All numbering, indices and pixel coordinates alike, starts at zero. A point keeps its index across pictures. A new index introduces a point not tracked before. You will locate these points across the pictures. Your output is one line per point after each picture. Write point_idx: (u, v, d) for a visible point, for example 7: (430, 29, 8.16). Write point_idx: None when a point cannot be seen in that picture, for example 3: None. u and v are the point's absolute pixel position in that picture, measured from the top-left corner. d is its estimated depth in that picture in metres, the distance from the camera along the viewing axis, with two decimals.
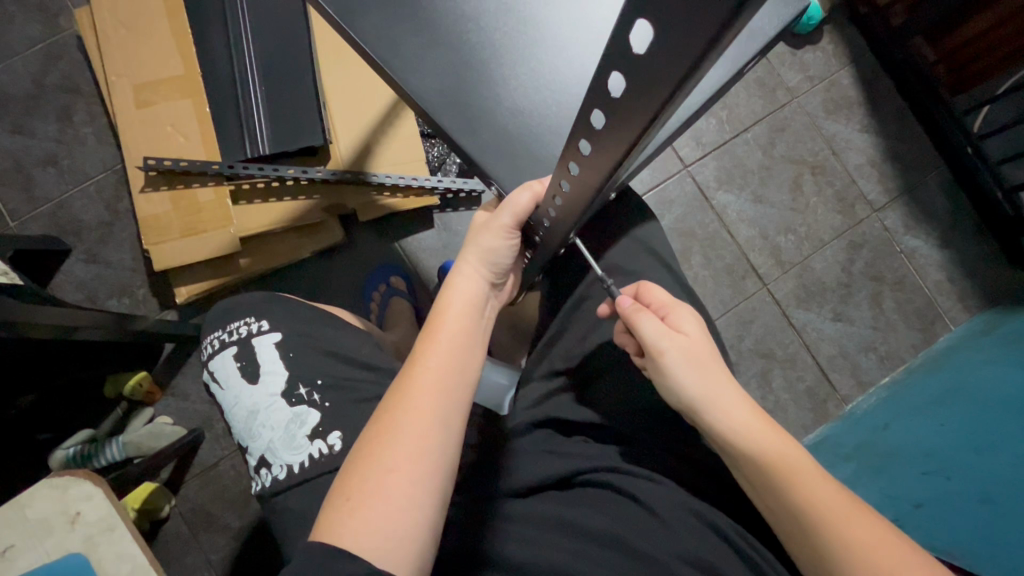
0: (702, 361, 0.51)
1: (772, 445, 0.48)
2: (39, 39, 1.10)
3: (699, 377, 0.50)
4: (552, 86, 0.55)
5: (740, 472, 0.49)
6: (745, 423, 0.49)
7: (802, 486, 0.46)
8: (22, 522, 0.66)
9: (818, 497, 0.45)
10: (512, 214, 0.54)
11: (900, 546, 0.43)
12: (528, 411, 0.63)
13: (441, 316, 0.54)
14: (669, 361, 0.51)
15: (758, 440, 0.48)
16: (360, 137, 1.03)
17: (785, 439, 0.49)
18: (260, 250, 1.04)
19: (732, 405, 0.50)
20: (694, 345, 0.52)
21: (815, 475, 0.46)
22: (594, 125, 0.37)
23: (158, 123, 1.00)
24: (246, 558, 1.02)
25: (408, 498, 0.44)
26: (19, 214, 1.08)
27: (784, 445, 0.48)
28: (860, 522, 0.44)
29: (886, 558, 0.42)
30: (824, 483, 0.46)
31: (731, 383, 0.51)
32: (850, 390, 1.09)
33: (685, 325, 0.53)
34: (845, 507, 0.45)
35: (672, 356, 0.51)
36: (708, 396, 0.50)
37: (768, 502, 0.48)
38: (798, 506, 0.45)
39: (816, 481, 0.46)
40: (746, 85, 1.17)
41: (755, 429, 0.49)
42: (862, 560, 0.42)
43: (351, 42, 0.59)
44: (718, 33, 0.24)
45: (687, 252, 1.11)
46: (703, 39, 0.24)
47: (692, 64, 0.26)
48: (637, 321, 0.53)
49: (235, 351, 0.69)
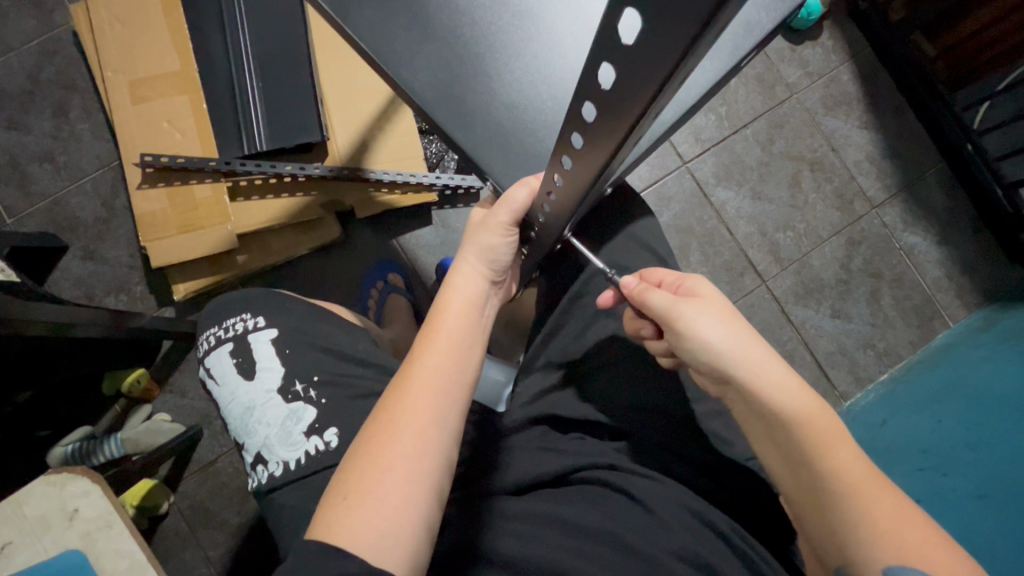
0: (721, 317, 0.49)
1: (806, 406, 0.45)
2: (35, 35, 1.10)
3: (722, 331, 0.48)
4: (545, 79, 0.55)
5: (772, 441, 0.47)
6: (778, 380, 0.46)
7: (833, 454, 0.44)
8: (19, 519, 0.66)
9: (848, 467, 0.43)
10: (508, 211, 0.53)
11: (926, 526, 0.41)
12: (524, 407, 0.63)
13: (441, 315, 0.54)
14: (686, 320, 0.49)
15: (791, 398, 0.45)
16: (357, 133, 1.03)
17: (821, 404, 0.46)
18: (257, 246, 1.04)
19: (758, 362, 0.47)
20: (713, 305, 0.50)
21: (848, 445, 0.45)
22: (585, 117, 0.37)
23: (154, 120, 1.00)
24: (245, 554, 1.02)
25: (404, 496, 0.44)
26: (16, 210, 1.07)
27: (819, 411, 0.46)
28: (887, 497, 0.42)
29: (912, 536, 0.41)
30: (855, 454, 0.44)
31: (756, 338, 0.49)
32: (848, 386, 1.09)
33: (702, 289, 0.51)
34: (873, 481, 0.43)
35: (686, 315, 0.49)
36: (735, 350, 0.47)
37: (795, 470, 0.46)
38: (825, 475, 0.43)
39: (848, 450, 0.44)
40: (745, 80, 1.16)
41: (794, 394, 0.46)
42: (887, 535, 0.41)
43: (345, 37, 0.59)
44: (706, 22, 0.23)
45: (685, 248, 1.11)
46: (692, 28, 0.24)
47: (681, 54, 0.26)
48: (645, 294, 0.52)
49: (231, 349, 0.69)
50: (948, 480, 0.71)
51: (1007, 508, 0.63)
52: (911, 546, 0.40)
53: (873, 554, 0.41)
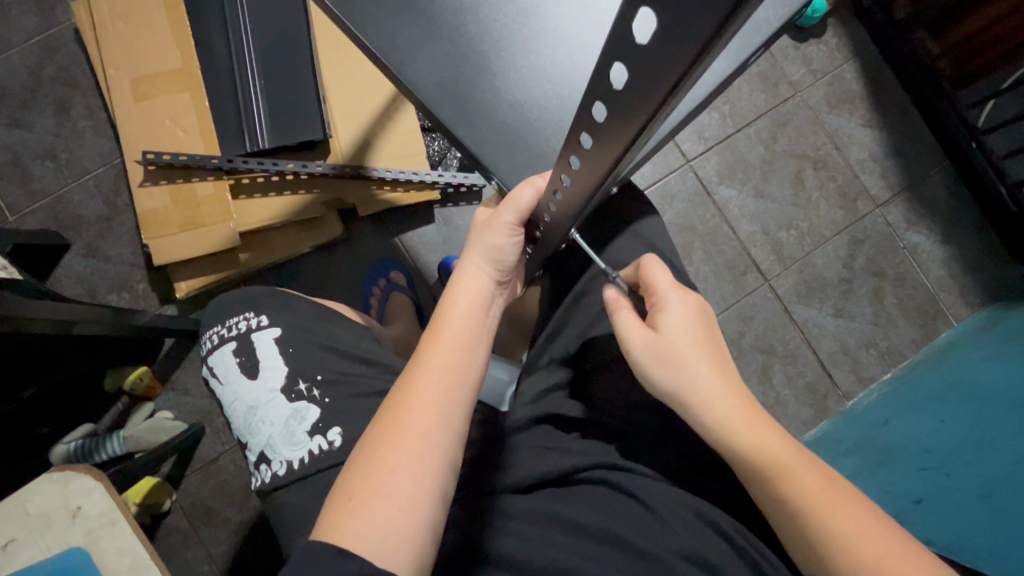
0: (673, 356, 0.50)
1: (752, 441, 0.47)
2: (37, 32, 1.10)
3: (672, 374, 0.50)
4: (551, 77, 0.54)
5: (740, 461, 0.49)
6: (714, 425, 0.49)
7: (785, 480, 0.45)
8: (22, 517, 0.66)
9: (803, 489, 0.45)
10: (514, 211, 0.53)
11: (887, 538, 0.42)
12: (527, 407, 0.63)
13: (446, 314, 0.53)
14: (640, 360, 0.52)
15: (735, 437, 0.48)
16: (360, 131, 1.03)
17: (769, 433, 0.48)
18: (259, 244, 1.04)
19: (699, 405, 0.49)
20: (670, 339, 0.51)
21: (801, 466, 0.46)
22: (595, 118, 0.36)
23: (156, 117, 0.99)
24: (247, 552, 1.02)
25: (408, 498, 0.43)
26: (18, 208, 1.07)
27: (768, 440, 0.47)
28: (844, 514, 0.43)
29: (872, 549, 0.42)
30: (809, 474, 0.46)
31: (712, 372, 0.50)
32: (851, 385, 1.09)
33: (665, 314, 0.52)
34: (828, 498, 0.44)
35: (640, 357, 0.51)
36: (684, 395, 0.50)
37: (757, 497, 0.48)
38: (782, 499, 0.45)
39: (801, 472, 0.46)
40: (748, 78, 1.16)
41: (743, 431, 0.48)
42: (847, 553, 0.42)
43: (350, 36, 0.58)
44: (723, 22, 0.23)
45: (687, 247, 1.11)
46: (709, 28, 0.24)
47: (696, 54, 0.26)
48: (618, 315, 0.54)
49: (234, 347, 0.69)
50: (949, 480, 0.71)
51: (1006, 509, 0.63)
52: (870, 559, 0.41)
53: (839, 569, 0.43)
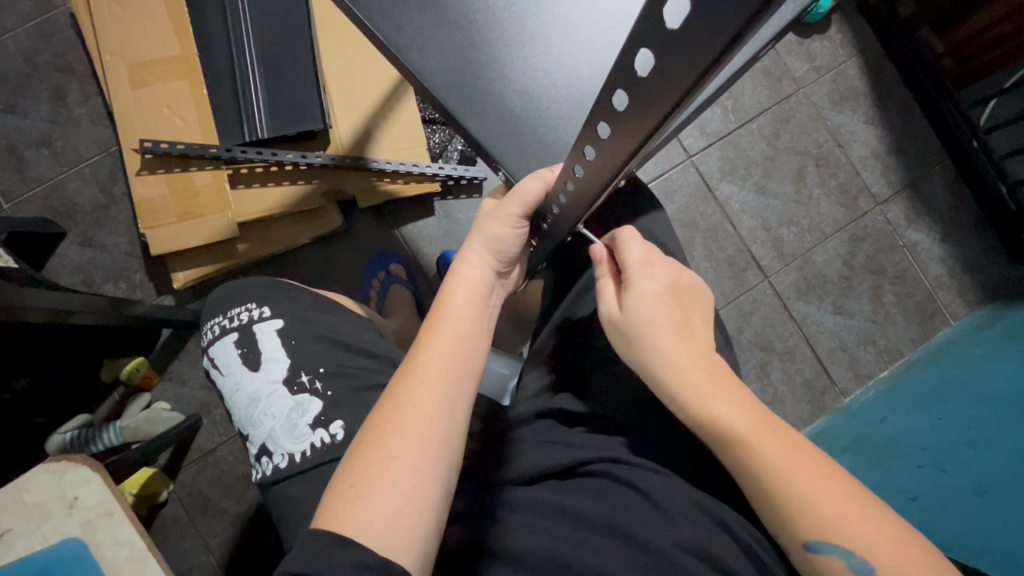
0: (646, 325, 0.50)
1: (732, 418, 0.46)
2: (31, 17, 1.08)
3: (641, 340, 0.51)
4: (562, 67, 0.54)
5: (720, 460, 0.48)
6: (675, 388, 0.49)
7: (749, 448, 0.45)
8: (19, 506, 0.66)
9: (769, 456, 0.44)
10: (521, 203, 0.53)
11: (845, 501, 0.42)
12: (531, 401, 0.64)
13: (446, 304, 0.53)
14: (612, 328, 0.53)
15: (693, 404, 0.48)
16: (360, 121, 1.01)
17: (734, 406, 0.47)
18: (259, 235, 1.03)
19: (671, 367, 0.49)
20: (637, 307, 0.51)
21: (762, 436, 0.45)
22: (615, 106, 0.36)
23: (154, 106, 0.98)
24: (245, 544, 1.02)
25: (411, 485, 0.43)
26: (13, 195, 1.06)
27: (730, 411, 0.47)
28: (808, 479, 0.43)
29: (835, 511, 0.42)
30: (772, 440, 0.45)
31: (682, 340, 0.50)
32: (848, 383, 1.09)
33: (635, 287, 0.51)
34: (791, 461, 0.44)
35: (614, 326, 0.53)
36: (651, 358, 0.50)
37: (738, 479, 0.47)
38: (746, 464, 0.45)
39: (764, 439, 0.45)
40: (751, 74, 1.15)
41: (700, 402, 0.48)
42: (809, 513, 0.42)
43: (357, 22, 0.58)
44: (765, 7, 0.22)
45: (688, 242, 1.11)
46: (748, 12, 0.23)
47: (733, 39, 0.25)
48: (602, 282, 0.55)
49: (236, 338, 0.68)
50: (945, 477, 0.71)
51: (1006, 506, 0.63)
52: (833, 521, 0.42)
53: (796, 529, 0.43)
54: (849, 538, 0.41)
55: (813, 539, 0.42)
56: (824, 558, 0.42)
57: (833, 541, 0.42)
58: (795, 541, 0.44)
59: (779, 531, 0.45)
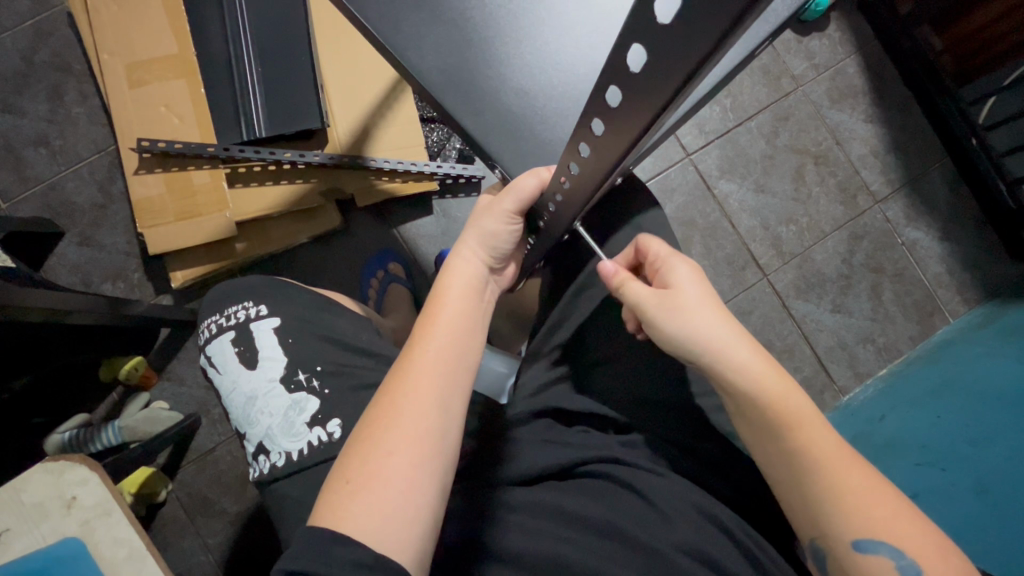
0: (698, 310, 0.49)
1: (796, 401, 0.46)
2: (28, 16, 1.08)
3: (696, 323, 0.49)
4: (558, 64, 0.54)
5: (764, 451, 0.48)
6: (744, 363, 0.48)
7: (802, 433, 0.45)
8: (16, 506, 0.66)
9: (818, 446, 0.45)
10: (515, 199, 0.53)
11: (887, 499, 0.43)
12: (529, 400, 0.62)
13: (440, 299, 0.53)
14: (658, 315, 0.50)
15: (760, 380, 0.47)
16: (358, 120, 1.01)
17: (790, 383, 0.48)
18: (257, 234, 1.02)
19: (738, 344, 0.48)
20: (683, 294, 0.50)
21: (816, 426, 0.46)
22: (609, 102, 0.35)
23: (151, 105, 0.98)
24: (244, 543, 1.02)
25: (407, 481, 0.43)
26: (10, 195, 1.06)
27: (790, 391, 0.47)
28: (856, 475, 0.44)
29: (878, 509, 0.43)
30: (823, 432, 0.46)
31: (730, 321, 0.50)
32: (847, 381, 1.09)
33: (674, 277, 0.52)
34: (836, 459, 0.44)
35: (659, 313, 0.50)
36: (708, 339, 0.48)
37: (778, 475, 0.47)
38: (794, 453, 0.45)
39: (816, 429, 0.46)
40: (750, 72, 1.15)
41: (770, 377, 0.47)
42: (854, 514, 0.43)
43: (354, 21, 0.58)
44: None
45: (687, 241, 1.11)
46: (740, 3, 0.23)
47: (725, 32, 0.24)
48: (624, 287, 0.52)
49: (233, 336, 0.68)
50: (945, 475, 0.71)
51: (1005, 504, 0.63)
52: (876, 520, 0.43)
53: (841, 529, 0.43)
54: (896, 538, 0.42)
55: (858, 539, 0.43)
56: (871, 560, 0.42)
57: (879, 539, 0.42)
58: (837, 542, 0.44)
59: (818, 532, 0.45)
